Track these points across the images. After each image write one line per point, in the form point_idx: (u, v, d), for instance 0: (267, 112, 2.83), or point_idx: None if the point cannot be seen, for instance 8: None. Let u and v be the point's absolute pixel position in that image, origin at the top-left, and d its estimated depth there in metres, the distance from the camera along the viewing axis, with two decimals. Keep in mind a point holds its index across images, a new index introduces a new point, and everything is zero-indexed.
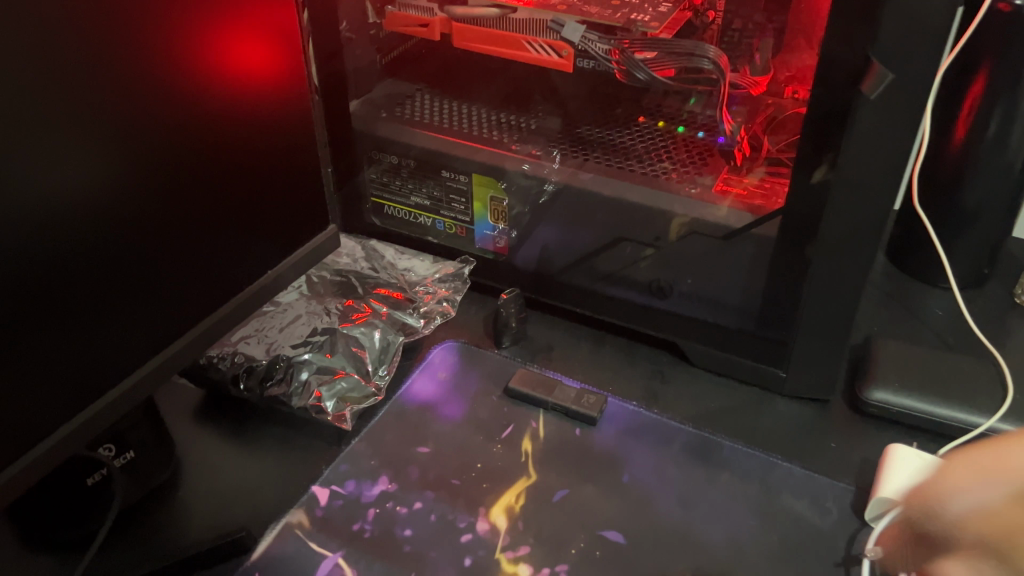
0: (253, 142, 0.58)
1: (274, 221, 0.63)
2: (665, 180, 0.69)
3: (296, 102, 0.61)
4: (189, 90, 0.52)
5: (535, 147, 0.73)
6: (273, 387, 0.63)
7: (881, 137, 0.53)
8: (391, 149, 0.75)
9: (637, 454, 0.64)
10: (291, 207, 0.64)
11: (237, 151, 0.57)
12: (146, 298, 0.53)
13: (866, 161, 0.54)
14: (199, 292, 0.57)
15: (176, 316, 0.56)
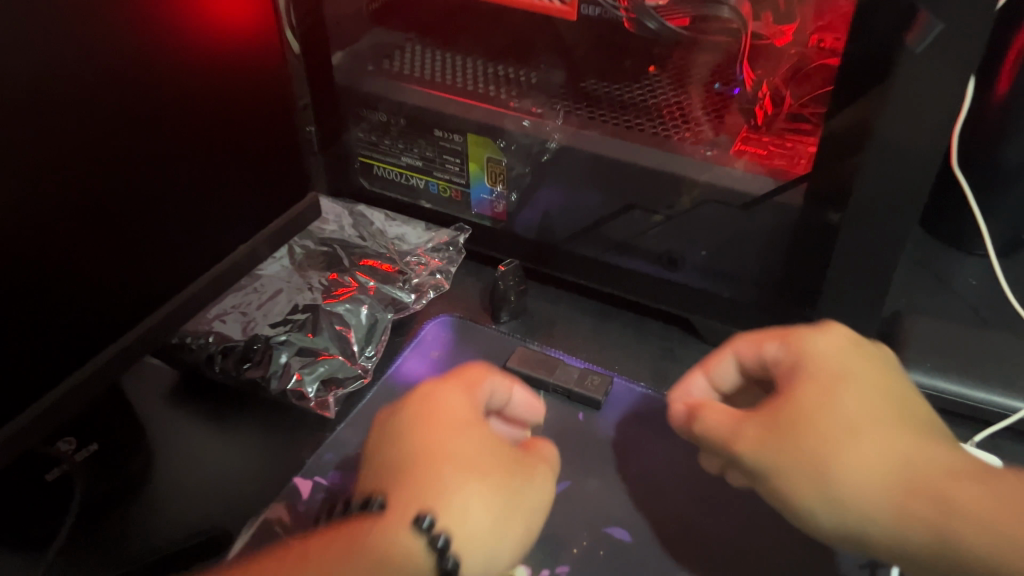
0: (224, 98, 0.55)
1: (244, 183, 0.59)
2: (678, 140, 0.62)
3: (268, 54, 0.57)
4: (154, 40, 0.47)
5: (535, 103, 0.67)
6: (250, 369, 0.59)
7: (922, 94, 0.47)
8: (379, 106, 0.69)
9: (644, 442, 0.59)
10: (263, 168, 0.60)
11: (209, 106, 0.54)
12: (117, 267, 0.50)
13: (905, 121, 0.48)
14: (175, 259, 0.55)
15: (149, 284, 0.53)
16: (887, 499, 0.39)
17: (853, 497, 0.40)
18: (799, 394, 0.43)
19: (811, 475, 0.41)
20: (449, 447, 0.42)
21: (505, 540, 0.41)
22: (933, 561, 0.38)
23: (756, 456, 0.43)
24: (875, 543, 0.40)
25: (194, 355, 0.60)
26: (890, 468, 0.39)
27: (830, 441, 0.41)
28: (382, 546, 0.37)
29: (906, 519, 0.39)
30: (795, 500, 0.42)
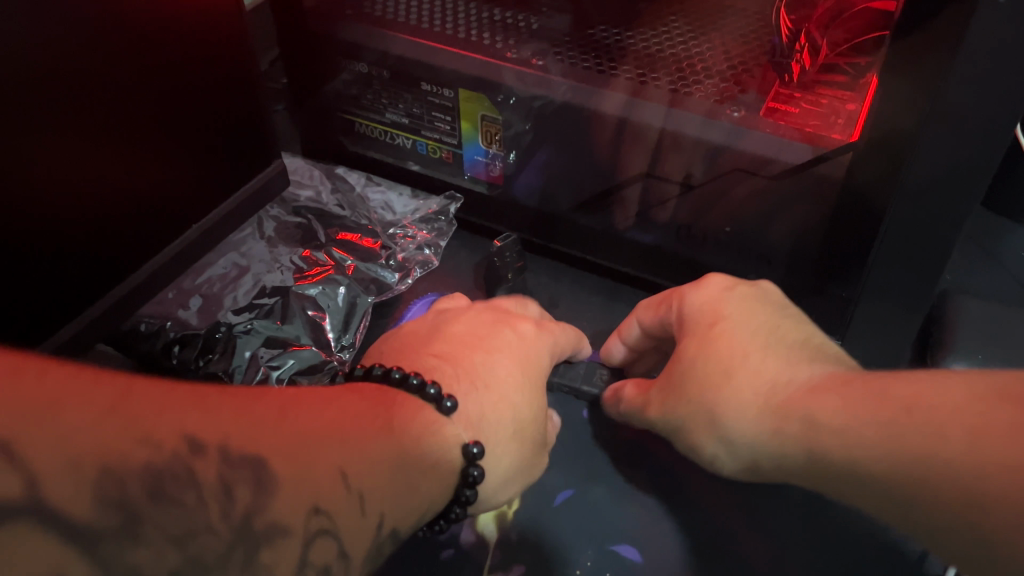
0: (179, 40, 0.48)
1: (196, 137, 0.52)
2: (702, 99, 0.53)
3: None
4: None
5: (534, 52, 0.58)
6: (211, 362, 0.52)
7: (1002, 49, 0.39)
8: (364, 56, 0.60)
9: (656, 443, 0.54)
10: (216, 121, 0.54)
11: (163, 44, 0.47)
12: (57, 225, 0.44)
13: (976, 83, 0.40)
14: (134, 225, 0.50)
15: (95, 245, 0.47)
16: (760, 429, 0.38)
17: (738, 433, 0.39)
18: (681, 349, 0.43)
19: (702, 419, 0.41)
20: (499, 380, 0.41)
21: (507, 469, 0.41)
22: (824, 483, 0.36)
23: (661, 416, 0.44)
24: (775, 471, 0.39)
25: (149, 346, 0.53)
26: (758, 397, 0.39)
27: (710, 381, 0.41)
28: (430, 451, 0.36)
29: (781, 440, 0.37)
30: (696, 447, 0.42)
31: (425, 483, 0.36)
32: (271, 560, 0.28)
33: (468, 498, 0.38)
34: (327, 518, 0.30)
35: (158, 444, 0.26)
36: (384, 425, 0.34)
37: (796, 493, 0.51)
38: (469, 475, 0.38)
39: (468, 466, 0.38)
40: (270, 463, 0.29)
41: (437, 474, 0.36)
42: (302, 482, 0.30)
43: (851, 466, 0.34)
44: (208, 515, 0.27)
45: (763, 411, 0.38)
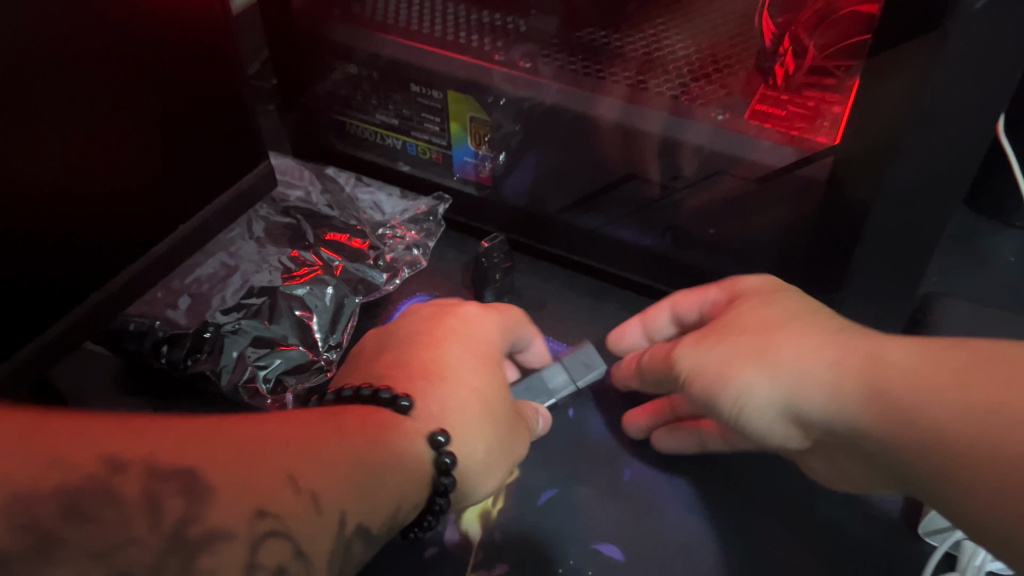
0: (167, 41, 0.49)
1: (188, 138, 0.53)
2: (686, 103, 0.54)
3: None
4: None
5: (522, 54, 0.59)
6: (199, 362, 0.52)
7: (978, 50, 0.39)
8: (354, 58, 0.60)
9: (642, 445, 0.54)
10: (207, 124, 0.54)
11: (152, 46, 0.48)
12: (48, 224, 0.45)
13: (953, 84, 0.40)
14: (109, 219, 0.49)
15: (85, 244, 0.48)
16: (818, 358, 0.36)
17: (789, 369, 0.37)
18: (740, 308, 0.43)
19: (748, 352, 0.39)
20: (452, 365, 0.43)
21: (478, 463, 0.41)
22: (864, 426, 0.34)
23: (693, 356, 0.42)
24: (808, 416, 0.37)
25: (138, 345, 0.53)
26: (821, 342, 0.37)
27: (774, 329, 0.39)
28: (392, 444, 0.36)
29: (837, 370, 0.36)
30: (725, 379, 0.40)
31: (390, 475, 0.36)
32: (212, 564, 0.28)
33: (444, 490, 0.38)
34: (274, 520, 0.30)
35: (71, 467, 0.27)
36: (336, 429, 0.35)
37: (780, 492, 0.51)
38: (440, 463, 0.38)
39: (441, 454, 0.38)
40: (204, 473, 0.29)
41: (404, 466, 0.36)
42: (246, 488, 0.30)
43: (914, 403, 0.32)
44: (137, 528, 0.28)
45: (824, 350, 0.37)
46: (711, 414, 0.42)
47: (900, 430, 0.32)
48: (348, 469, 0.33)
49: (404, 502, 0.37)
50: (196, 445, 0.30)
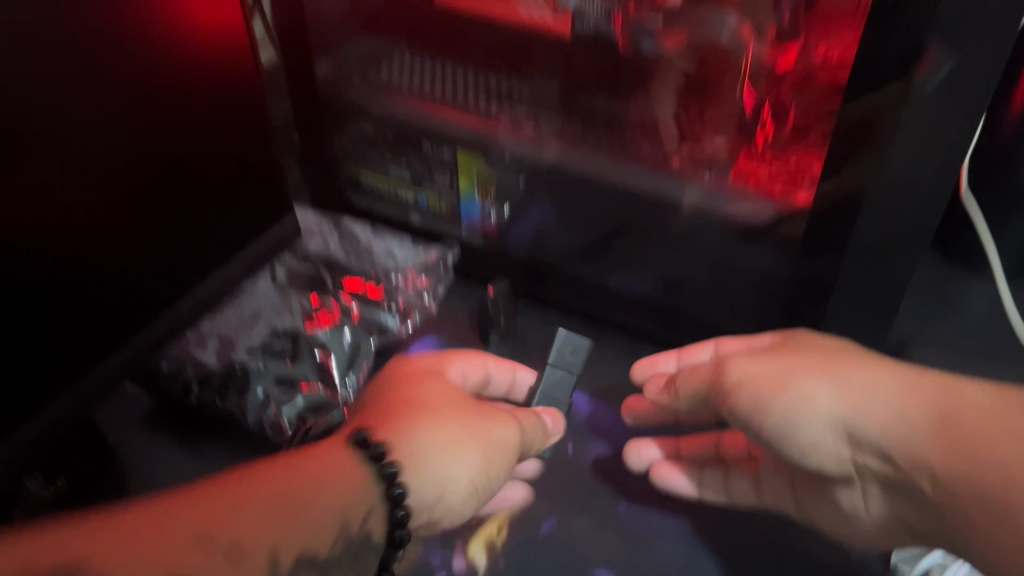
0: (202, 105, 0.54)
1: (219, 192, 0.58)
2: (673, 163, 0.61)
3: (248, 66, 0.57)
4: (127, 51, 0.47)
5: (523, 116, 0.65)
6: (227, 400, 0.57)
7: (929, 127, 0.44)
8: (367, 119, 0.66)
9: (636, 480, 0.58)
10: (236, 179, 0.59)
11: (190, 109, 0.53)
12: (95, 270, 0.50)
13: (911, 154, 0.45)
14: (139, 261, 0.53)
15: (126, 289, 0.53)
16: (904, 375, 0.40)
17: (854, 383, 0.41)
18: (808, 341, 0.46)
19: (826, 363, 0.42)
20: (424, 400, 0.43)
21: (462, 474, 0.40)
22: (918, 446, 0.38)
23: (758, 360, 0.45)
24: (859, 429, 0.40)
25: (170, 385, 0.58)
26: (894, 369, 0.41)
27: (844, 355, 0.43)
28: (311, 476, 0.35)
29: (920, 387, 0.39)
30: (797, 378, 0.42)
31: (316, 502, 0.35)
32: None
33: (400, 517, 0.37)
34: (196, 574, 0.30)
35: None
36: (247, 476, 0.34)
37: (763, 525, 0.55)
38: (390, 492, 0.37)
39: (391, 484, 0.37)
40: (106, 553, 0.30)
41: (336, 490, 0.36)
42: (159, 555, 0.30)
43: (978, 434, 0.36)
44: None
45: (896, 376, 0.40)
46: (753, 418, 0.44)
47: (954, 454, 0.36)
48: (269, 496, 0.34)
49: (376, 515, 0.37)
50: (118, 523, 0.31)
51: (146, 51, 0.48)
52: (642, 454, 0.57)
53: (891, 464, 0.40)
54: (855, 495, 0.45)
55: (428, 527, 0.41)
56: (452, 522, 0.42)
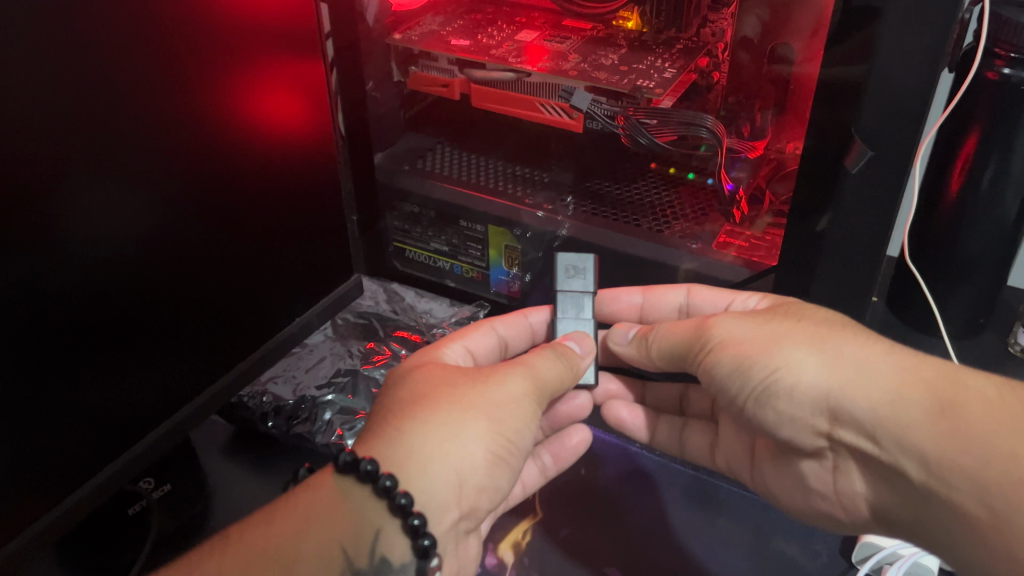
0: (286, 177, 0.68)
1: (295, 249, 0.72)
2: (668, 235, 0.73)
3: (323, 148, 0.72)
4: (235, 134, 0.61)
5: (546, 199, 0.78)
6: (298, 425, 0.70)
7: (858, 194, 0.57)
8: (411, 199, 0.79)
9: (640, 496, 0.68)
10: (308, 242, 0.73)
11: (276, 180, 0.67)
12: (199, 302, 0.63)
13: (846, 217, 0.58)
14: (229, 292, 0.65)
15: (220, 321, 0.66)
16: (894, 357, 0.46)
17: (848, 361, 0.46)
18: (795, 312, 0.52)
19: (813, 335, 0.49)
20: (438, 389, 0.49)
21: (475, 452, 0.47)
22: (912, 431, 0.43)
23: (738, 324, 0.52)
24: (844, 406, 0.46)
25: (251, 410, 0.71)
26: (888, 350, 0.46)
27: (833, 329, 0.49)
28: (305, 498, 0.45)
29: (909, 372, 0.45)
30: (779, 349, 0.49)
31: (315, 519, 0.44)
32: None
33: (415, 524, 0.44)
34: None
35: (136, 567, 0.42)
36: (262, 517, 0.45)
37: (745, 530, 0.65)
38: (396, 503, 0.44)
39: (393, 496, 0.44)
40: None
41: (325, 501, 0.45)
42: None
43: (971, 428, 0.41)
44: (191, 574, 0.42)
45: (891, 359, 0.46)
46: (729, 379, 0.52)
47: (948, 445, 0.41)
48: (271, 545, 0.43)
49: (382, 537, 0.45)
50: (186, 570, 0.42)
51: (252, 150, 0.63)
52: (606, 388, 0.69)
53: (877, 443, 0.45)
54: (819, 467, 0.52)
55: (470, 512, 0.48)
56: (490, 497, 0.49)
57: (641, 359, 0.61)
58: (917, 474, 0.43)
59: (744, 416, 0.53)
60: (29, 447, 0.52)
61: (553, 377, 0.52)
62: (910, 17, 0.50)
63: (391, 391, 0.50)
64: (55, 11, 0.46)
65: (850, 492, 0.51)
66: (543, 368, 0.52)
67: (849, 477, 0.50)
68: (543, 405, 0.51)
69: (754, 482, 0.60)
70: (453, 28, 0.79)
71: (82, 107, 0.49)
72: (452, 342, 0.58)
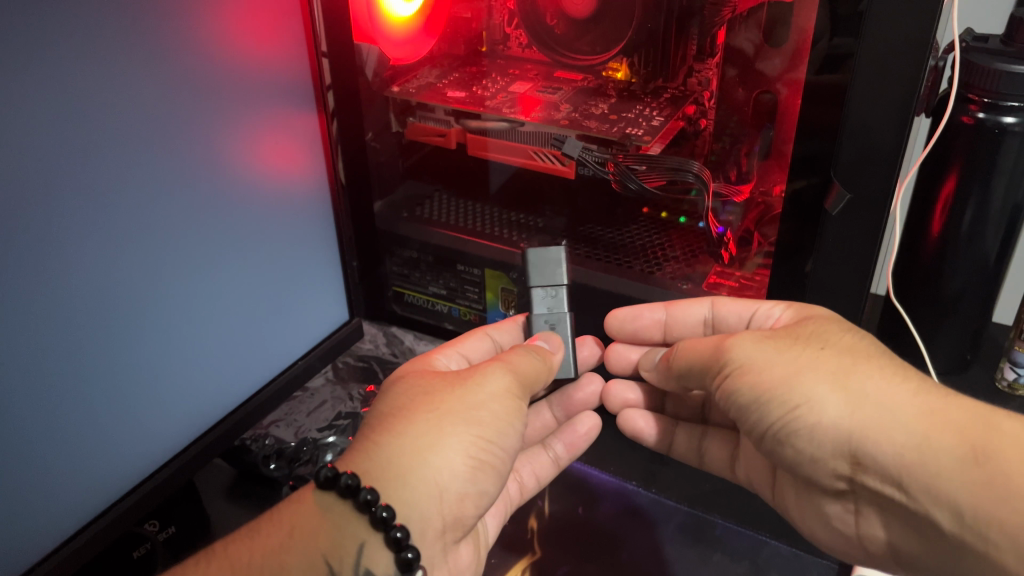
0: (285, 224, 0.71)
1: (294, 292, 0.74)
2: (660, 276, 0.75)
3: (320, 197, 0.75)
4: (237, 187, 0.64)
5: (541, 242, 0.80)
6: (301, 467, 0.71)
7: (840, 234, 0.60)
8: (411, 245, 0.82)
9: (637, 533, 0.69)
10: (302, 283, 0.75)
11: (276, 226, 0.70)
12: (204, 345, 0.65)
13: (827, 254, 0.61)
14: (233, 336, 0.68)
15: (221, 366, 0.67)
16: (918, 401, 0.46)
17: (869, 401, 0.46)
18: (804, 331, 0.53)
19: (834, 368, 0.48)
20: (429, 403, 0.50)
21: (452, 459, 0.48)
22: (942, 478, 0.43)
23: (752, 350, 0.51)
24: (866, 449, 0.46)
25: (255, 454, 0.72)
26: (914, 390, 0.46)
27: (858, 363, 0.48)
28: (286, 516, 0.47)
29: (934, 417, 0.45)
30: (796, 381, 0.49)
31: (296, 538, 0.46)
32: None
33: (398, 536, 0.45)
34: None
35: None
36: (250, 534, 0.47)
37: (740, 564, 0.66)
38: (378, 516, 0.46)
39: (374, 509, 0.46)
40: None
41: (301, 519, 0.47)
42: None
43: (1006, 477, 0.41)
44: None
45: (918, 401, 0.46)
46: (748, 409, 0.51)
47: (983, 494, 0.42)
48: (255, 557, 0.45)
49: (367, 551, 0.47)
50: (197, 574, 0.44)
51: (256, 199, 0.67)
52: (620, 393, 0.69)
53: (904, 490, 0.45)
54: (842, 509, 0.52)
55: (455, 521, 0.49)
56: (475, 502, 0.49)
57: (668, 380, 0.61)
58: (948, 524, 0.44)
59: (762, 449, 0.53)
60: (40, 491, 0.54)
61: (530, 369, 0.54)
62: (883, 65, 0.53)
63: (389, 400, 0.51)
64: (69, 73, 0.49)
65: (873, 535, 0.51)
66: (519, 362, 0.54)
67: (870, 521, 0.51)
68: (525, 399, 0.53)
69: (775, 504, 0.60)
70: (449, 81, 0.82)
71: (101, 161, 0.52)
72: (445, 349, 0.62)
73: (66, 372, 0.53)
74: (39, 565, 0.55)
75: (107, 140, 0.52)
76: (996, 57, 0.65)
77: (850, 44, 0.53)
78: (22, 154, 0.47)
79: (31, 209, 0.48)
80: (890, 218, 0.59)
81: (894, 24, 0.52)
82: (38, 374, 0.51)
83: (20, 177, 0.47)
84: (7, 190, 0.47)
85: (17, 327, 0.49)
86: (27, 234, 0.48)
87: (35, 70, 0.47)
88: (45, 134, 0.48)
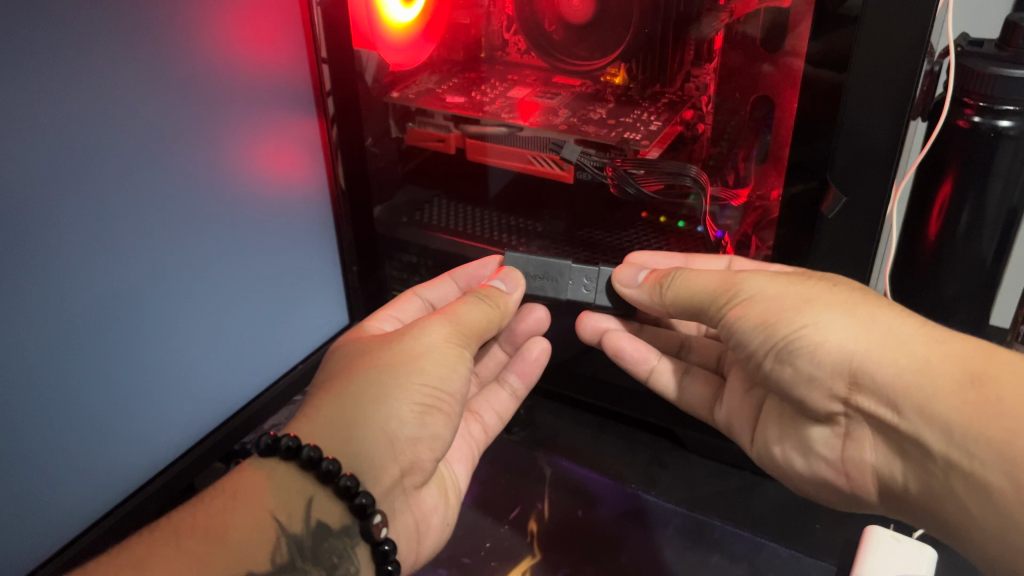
0: (286, 227, 0.72)
1: (294, 295, 0.75)
2: None
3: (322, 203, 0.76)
4: (240, 191, 0.65)
5: (538, 247, 0.81)
6: None
7: (836, 236, 0.60)
8: (410, 249, 0.82)
9: (637, 536, 0.69)
10: (301, 286, 0.76)
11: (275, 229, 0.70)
12: (204, 348, 0.65)
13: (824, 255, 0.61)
14: (234, 335, 0.68)
15: (222, 368, 0.68)
16: (925, 330, 0.46)
17: (876, 327, 0.47)
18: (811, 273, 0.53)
19: (842, 300, 0.49)
20: (377, 357, 0.51)
21: (402, 407, 0.49)
22: (938, 401, 0.44)
23: (759, 282, 0.52)
24: (867, 369, 0.46)
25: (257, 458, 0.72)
26: (922, 323, 0.47)
27: (869, 298, 0.49)
28: (227, 481, 0.47)
29: (941, 343, 0.45)
30: (802, 312, 0.49)
31: (239, 499, 0.46)
32: None
33: (346, 484, 0.46)
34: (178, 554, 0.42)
35: None
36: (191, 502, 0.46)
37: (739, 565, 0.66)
38: (323, 470, 0.46)
39: (318, 464, 0.46)
40: None
41: (242, 484, 0.47)
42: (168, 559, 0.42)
43: (996, 395, 0.42)
44: None
45: (923, 331, 0.46)
46: (748, 337, 0.51)
47: (976, 413, 0.42)
48: (198, 520, 0.44)
49: (315, 505, 0.47)
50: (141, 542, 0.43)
51: (257, 200, 0.67)
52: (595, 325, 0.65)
53: (897, 410, 0.46)
54: (830, 433, 0.53)
55: (411, 467, 0.50)
56: (430, 447, 0.50)
57: (651, 303, 0.58)
58: (937, 445, 0.44)
59: (757, 371, 0.53)
60: (41, 497, 0.54)
61: (476, 318, 0.54)
62: (876, 70, 0.54)
63: (346, 357, 0.53)
64: (71, 84, 0.49)
65: (858, 457, 0.51)
66: (464, 314, 0.53)
67: (859, 444, 0.51)
68: (469, 348, 0.53)
69: (752, 450, 0.61)
70: (448, 87, 0.82)
71: (101, 169, 0.52)
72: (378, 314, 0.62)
73: (69, 377, 0.53)
74: (44, 567, 0.56)
75: (110, 147, 0.53)
76: (992, 62, 0.66)
77: (843, 49, 0.54)
78: (25, 163, 0.47)
79: (35, 217, 0.49)
80: (886, 221, 0.59)
81: (887, 28, 0.52)
82: (40, 379, 0.51)
83: (24, 186, 0.48)
84: (12, 199, 0.47)
85: (20, 333, 0.49)
86: (29, 242, 0.49)
87: (38, 81, 0.47)
88: (49, 143, 0.49)
